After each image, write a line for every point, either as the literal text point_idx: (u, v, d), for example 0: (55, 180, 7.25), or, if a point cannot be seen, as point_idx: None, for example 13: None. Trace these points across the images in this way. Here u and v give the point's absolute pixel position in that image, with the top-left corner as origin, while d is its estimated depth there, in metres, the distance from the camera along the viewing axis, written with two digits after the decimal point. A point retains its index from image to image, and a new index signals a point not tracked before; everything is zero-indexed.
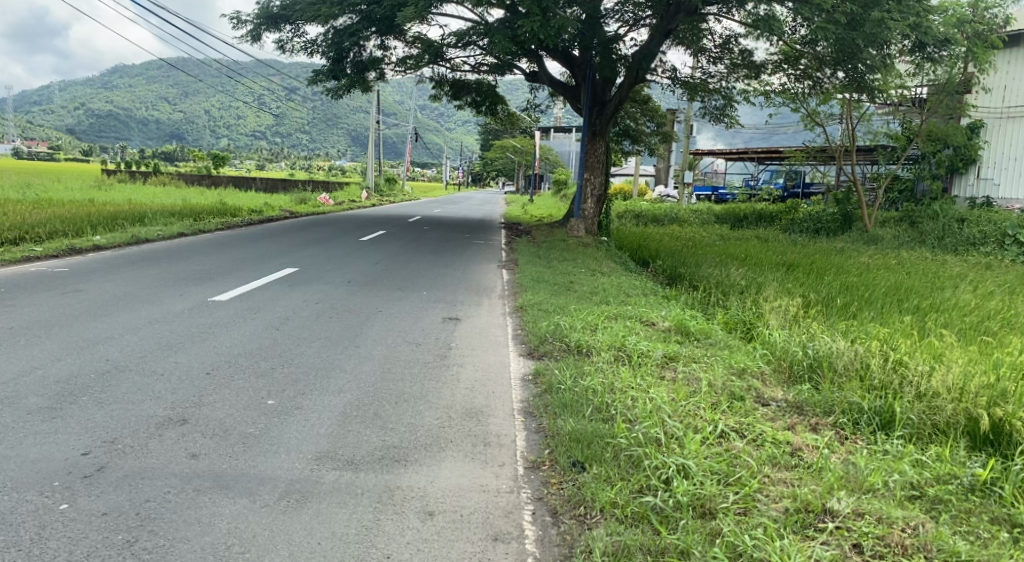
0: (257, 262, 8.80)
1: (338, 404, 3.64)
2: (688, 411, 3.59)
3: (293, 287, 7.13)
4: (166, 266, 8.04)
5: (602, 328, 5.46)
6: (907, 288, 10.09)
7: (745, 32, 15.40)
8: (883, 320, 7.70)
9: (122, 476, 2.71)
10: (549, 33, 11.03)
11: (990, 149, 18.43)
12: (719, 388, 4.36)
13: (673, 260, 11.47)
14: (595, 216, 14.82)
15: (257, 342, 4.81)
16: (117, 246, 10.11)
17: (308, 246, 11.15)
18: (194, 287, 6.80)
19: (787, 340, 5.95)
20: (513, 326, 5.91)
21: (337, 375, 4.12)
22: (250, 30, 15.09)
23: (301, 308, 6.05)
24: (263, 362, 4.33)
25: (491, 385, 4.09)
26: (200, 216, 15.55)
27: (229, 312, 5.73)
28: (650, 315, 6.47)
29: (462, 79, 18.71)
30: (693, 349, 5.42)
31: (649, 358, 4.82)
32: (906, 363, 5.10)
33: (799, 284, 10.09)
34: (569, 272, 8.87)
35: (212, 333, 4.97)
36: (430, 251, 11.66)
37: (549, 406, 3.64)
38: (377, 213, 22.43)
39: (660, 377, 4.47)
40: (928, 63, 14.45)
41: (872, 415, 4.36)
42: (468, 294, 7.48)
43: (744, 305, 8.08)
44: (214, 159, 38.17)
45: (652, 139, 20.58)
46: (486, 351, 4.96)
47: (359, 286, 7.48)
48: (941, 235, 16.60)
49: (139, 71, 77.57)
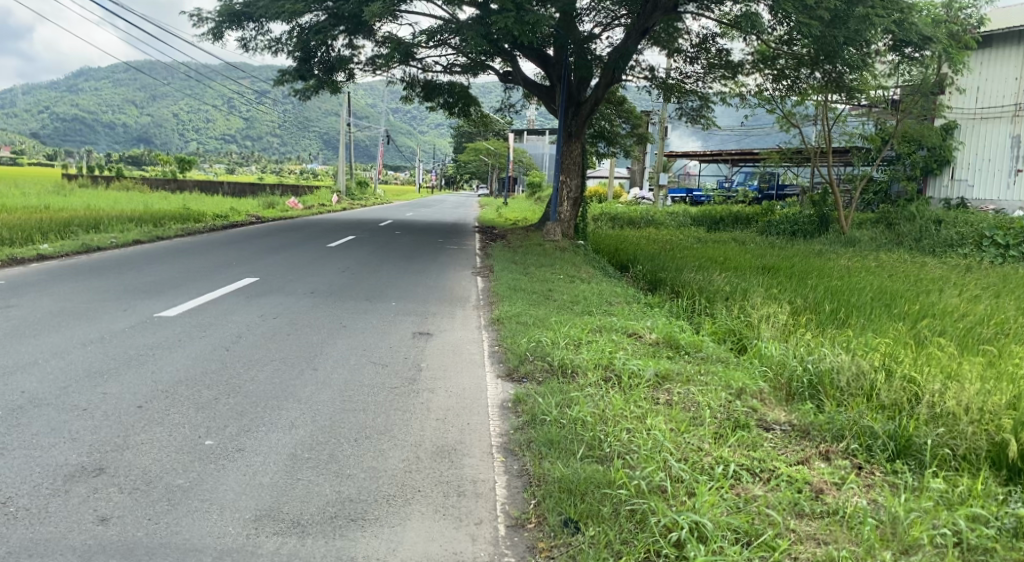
0: (213, 272, 8.18)
1: (288, 444, 3.12)
2: (690, 447, 3.17)
3: (250, 299, 6.55)
4: (114, 277, 7.40)
5: (586, 344, 5.02)
6: (893, 292, 9.85)
7: (722, 31, 15.15)
8: (876, 329, 7.40)
9: (7, 553, 2.17)
10: (523, 29, 10.57)
11: (964, 150, 18.39)
12: (720, 415, 3.97)
13: (653, 264, 11.09)
14: (572, 220, 14.39)
15: (204, 366, 4.25)
16: (65, 256, 9.41)
17: (270, 253, 10.53)
18: (141, 300, 6.19)
19: (785, 353, 5.61)
20: (489, 341, 5.43)
21: (290, 407, 3.60)
22: (212, 28, 14.44)
23: (256, 324, 5.49)
24: (206, 392, 3.77)
25: (466, 415, 3.61)
26: (161, 221, 14.81)
27: (176, 329, 5.15)
28: (636, 327, 6.06)
29: (434, 80, 18.20)
30: (686, 367, 5.03)
31: (640, 379, 4.39)
32: (914, 380, 4.80)
33: (784, 289, 9.78)
34: (547, 279, 8.43)
35: (153, 355, 4.41)
36: (400, 257, 11.13)
37: (534, 442, 3.19)
38: (348, 217, 21.78)
39: (653, 401, 4.05)
40: (907, 64, 14.31)
41: (886, 440, 4.01)
42: (442, 305, 6.98)
43: (731, 312, 7.72)
44: (180, 162, 37.15)
45: (627, 140, 20.27)
46: (462, 372, 4.48)
47: (323, 297, 6.93)
48: (918, 237, 16.49)
49: (106, 73, 75.55)
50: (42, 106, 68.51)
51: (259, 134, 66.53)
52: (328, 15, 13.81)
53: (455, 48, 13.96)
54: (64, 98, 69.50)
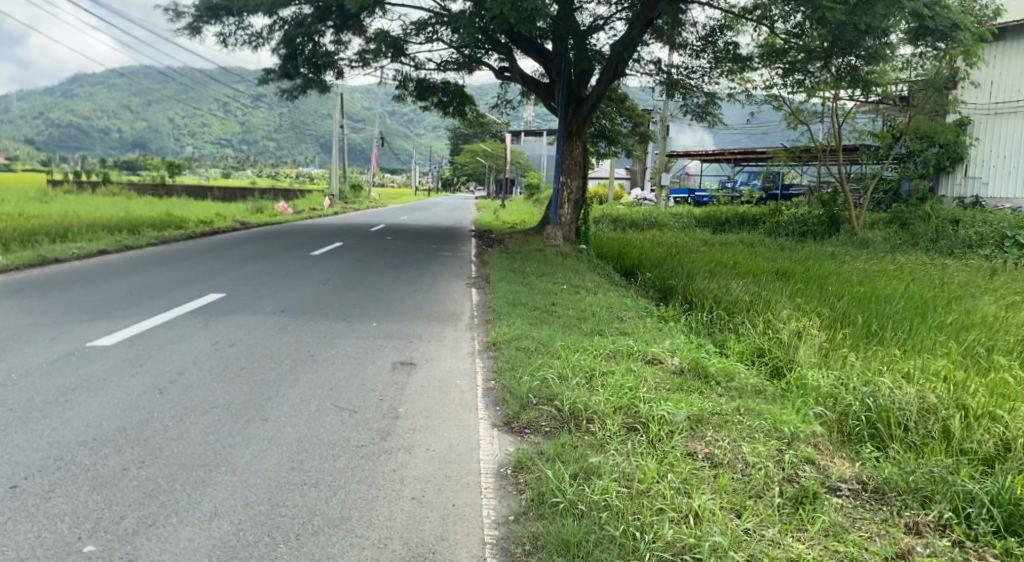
0: (175, 288, 7.27)
1: (200, 549, 2.27)
2: (759, 548, 2.33)
3: (208, 321, 5.63)
4: (57, 296, 6.50)
5: (600, 379, 4.14)
6: (924, 299, 8.99)
7: (729, 22, 14.31)
8: (917, 346, 6.54)
9: None
10: (520, 17, 9.66)
11: (979, 147, 17.56)
12: (782, 481, 3.13)
13: (662, 270, 10.19)
14: (573, 224, 13.49)
15: (125, 417, 3.36)
16: (17, 269, 8.48)
17: (245, 264, 9.58)
18: (78, 326, 5.28)
19: (836, 385, 4.76)
20: (484, 372, 4.57)
21: (218, 482, 2.72)
22: (189, 24, 13.53)
23: (206, 355, 4.58)
24: (113, 458, 2.88)
25: (451, 491, 2.77)
26: (138, 228, 13.87)
27: (109, 363, 4.27)
28: (655, 351, 5.18)
29: (428, 78, 17.30)
30: (720, 405, 4.17)
31: (671, 427, 3.53)
32: (998, 422, 4.01)
33: (806, 298, 8.90)
34: (549, 291, 7.56)
35: (63, 402, 3.51)
36: (388, 266, 10.23)
37: (543, 544, 2.39)
38: (341, 221, 20.81)
39: (691, 462, 3.19)
40: (929, 55, 13.35)
41: (988, 508, 3.14)
42: (430, 325, 6.08)
43: (757, 326, 6.85)
44: (172, 167, 36.02)
45: (629, 139, 19.39)
46: (451, 420, 3.60)
47: (293, 317, 6.01)
48: (935, 236, 15.56)
49: (99, 77, 74.23)
50: (37, 112, 67.38)
51: (256, 139, 65.68)
52: (314, 8, 12.96)
53: (449, 43, 13.12)
54: (59, 103, 68.46)
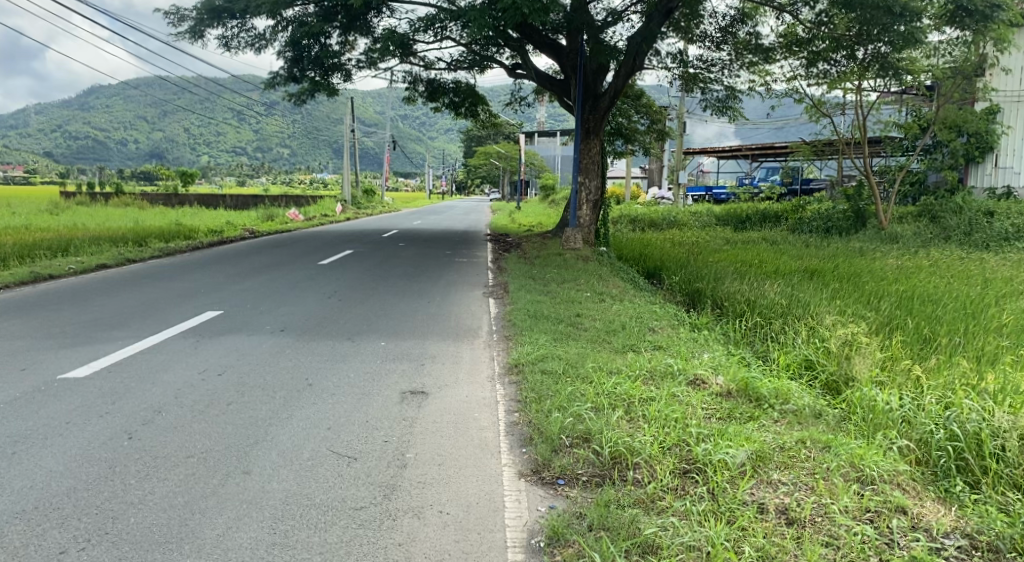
0: (169, 305, 6.75)
1: None
2: None
3: (198, 344, 5.08)
4: (39, 318, 5.97)
5: (642, 410, 3.53)
6: (973, 298, 8.24)
7: (750, 11, 13.67)
8: (981, 352, 5.84)
9: None
10: (532, 7, 9.02)
11: (1011, 135, 16.85)
12: (879, 546, 2.54)
13: (688, 272, 9.54)
14: (592, 225, 12.83)
15: (81, 474, 2.83)
16: (6, 288, 7.98)
17: (247, 277, 9.04)
18: (54, 354, 4.77)
19: (912, 405, 4.07)
20: (506, 403, 3.98)
21: None
22: (189, 27, 13.07)
23: (190, 387, 4.04)
24: (56, 534, 2.38)
25: None
26: (144, 239, 13.44)
27: (79, 399, 3.75)
28: (698, 370, 4.56)
29: (438, 78, 16.72)
30: (781, 438, 3.48)
31: (733, 472, 2.92)
32: None
33: (847, 299, 8.21)
34: (571, 300, 6.96)
35: (12, 454, 2.99)
36: (399, 276, 9.69)
37: None
38: (353, 227, 20.22)
39: (764, 521, 2.61)
40: (963, 41, 12.54)
41: None
42: (444, 343, 5.50)
43: (800, 333, 6.19)
44: (184, 176, 35.75)
45: (645, 137, 18.75)
46: (467, 470, 3.02)
47: (293, 338, 5.47)
48: (968, 229, 14.69)
49: (113, 88, 74.46)
50: (53, 125, 67.76)
51: (269, 146, 65.64)
52: (318, 7, 12.43)
53: (459, 39, 12.53)
54: (75, 115, 68.90)
